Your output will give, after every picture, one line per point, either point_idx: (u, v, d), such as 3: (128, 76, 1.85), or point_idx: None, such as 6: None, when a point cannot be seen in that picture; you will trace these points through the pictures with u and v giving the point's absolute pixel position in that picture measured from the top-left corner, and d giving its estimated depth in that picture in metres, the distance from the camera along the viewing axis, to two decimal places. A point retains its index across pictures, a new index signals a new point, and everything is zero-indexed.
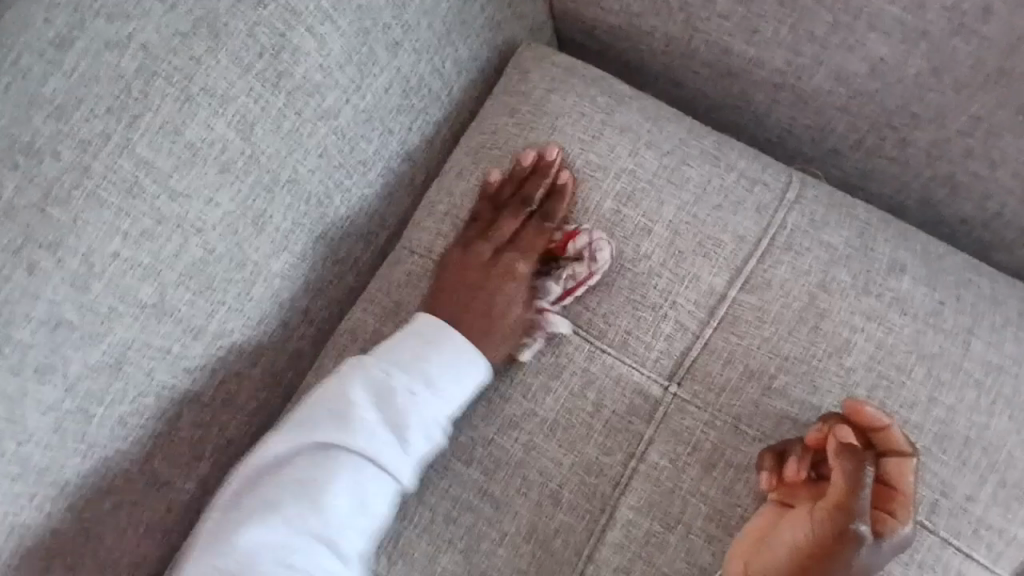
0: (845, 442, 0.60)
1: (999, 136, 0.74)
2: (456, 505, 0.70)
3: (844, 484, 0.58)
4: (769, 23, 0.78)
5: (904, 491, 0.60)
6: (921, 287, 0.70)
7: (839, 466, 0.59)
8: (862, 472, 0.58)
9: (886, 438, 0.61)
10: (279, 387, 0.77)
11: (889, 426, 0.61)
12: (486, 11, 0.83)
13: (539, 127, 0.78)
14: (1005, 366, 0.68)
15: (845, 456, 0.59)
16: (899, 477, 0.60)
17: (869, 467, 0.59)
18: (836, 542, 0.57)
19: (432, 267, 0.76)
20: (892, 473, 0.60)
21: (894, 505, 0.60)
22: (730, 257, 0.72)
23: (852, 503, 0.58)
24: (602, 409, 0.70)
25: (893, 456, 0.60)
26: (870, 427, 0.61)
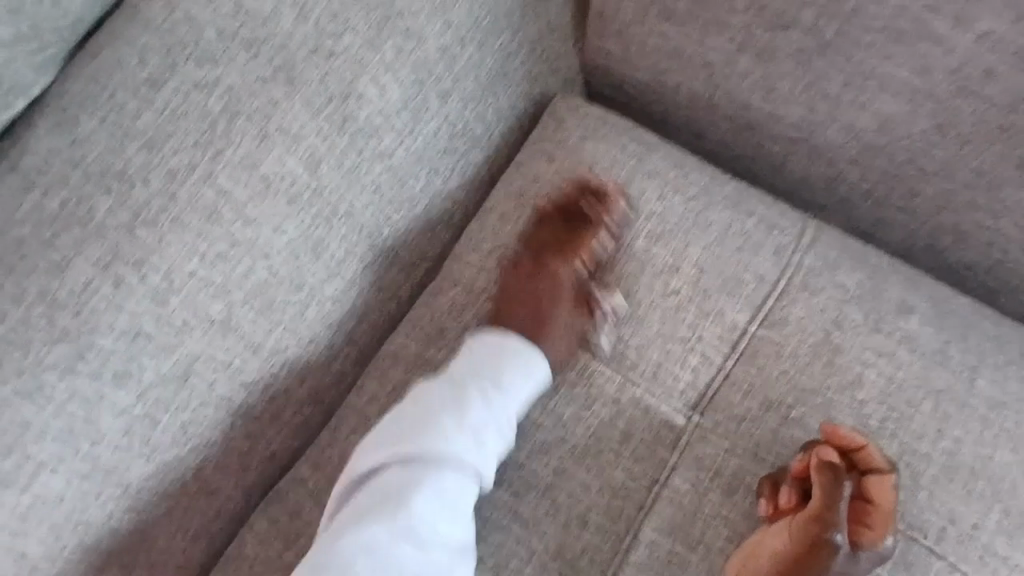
0: (824, 459, 0.66)
1: (1000, 189, 0.80)
2: (484, 524, 0.75)
3: (821, 497, 0.64)
4: (785, 81, 0.85)
5: (882, 507, 0.65)
6: (929, 327, 0.75)
7: (818, 481, 0.65)
8: (838, 485, 0.64)
9: (865, 458, 0.67)
10: (324, 405, 0.83)
11: (867, 448, 0.67)
12: (526, 65, 0.90)
13: (575, 172, 0.85)
14: (1008, 402, 0.72)
15: (822, 471, 0.65)
16: (877, 493, 0.65)
17: (845, 482, 0.64)
18: (812, 549, 0.63)
19: (470, 298, 0.83)
20: (869, 490, 0.66)
21: (873, 519, 0.65)
22: (749, 294, 0.78)
23: (829, 514, 0.63)
24: (631, 435, 0.75)
25: (872, 474, 0.66)
26: (849, 447, 0.67)
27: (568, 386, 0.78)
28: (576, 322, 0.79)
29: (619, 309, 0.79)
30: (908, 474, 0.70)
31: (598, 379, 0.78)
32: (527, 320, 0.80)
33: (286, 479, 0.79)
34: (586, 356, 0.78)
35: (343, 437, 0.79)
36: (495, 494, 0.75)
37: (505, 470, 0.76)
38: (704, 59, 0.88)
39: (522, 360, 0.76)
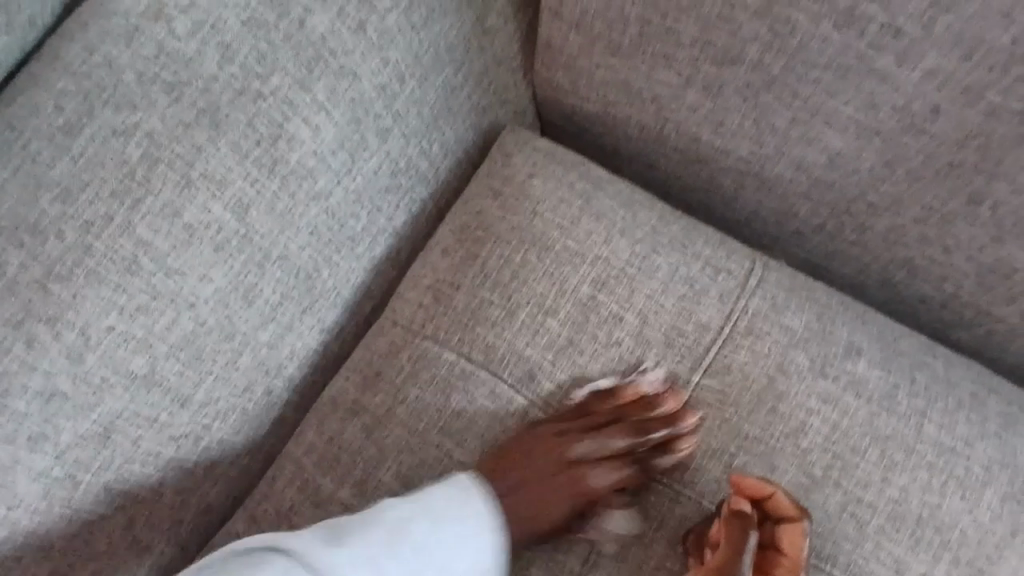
0: (735, 509, 0.67)
1: (950, 224, 0.79)
2: None
3: (727, 548, 0.65)
4: (734, 116, 0.83)
5: (791, 556, 0.66)
6: (878, 369, 0.74)
7: (725, 532, 0.66)
8: (745, 536, 0.65)
9: (774, 505, 0.67)
10: (263, 452, 0.79)
11: (776, 497, 0.67)
12: (473, 97, 0.87)
13: (522, 212, 0.82)
14: (957, 448, 0.71)
15: (731, 522, 0.66)
16: (788, 541, 0.66)
17: (753, 533, 0.65)
18: None
19: (410, 340, 0.79)
20: (782, 538, 0.66)
21: (782, 570, 0.66)
22: (693, 343, 0.76)
23: (732, 568, 0.64)
24: (572, 484, 0.73)
25: (785, 521, 0.67)
26: (758, 496, 0.67)
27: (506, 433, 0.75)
28: (519, 366, 0.77)
29: (562, 353, 0.77)
30: (856, 524, 0.69)
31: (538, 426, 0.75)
32: (466, 362, 0.77)
33: (220, 536, 0.75)
34: (526, 401, 0.76)
35: (281, 486, 0.76)
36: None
37: None
38: (652, 93, 0.86)
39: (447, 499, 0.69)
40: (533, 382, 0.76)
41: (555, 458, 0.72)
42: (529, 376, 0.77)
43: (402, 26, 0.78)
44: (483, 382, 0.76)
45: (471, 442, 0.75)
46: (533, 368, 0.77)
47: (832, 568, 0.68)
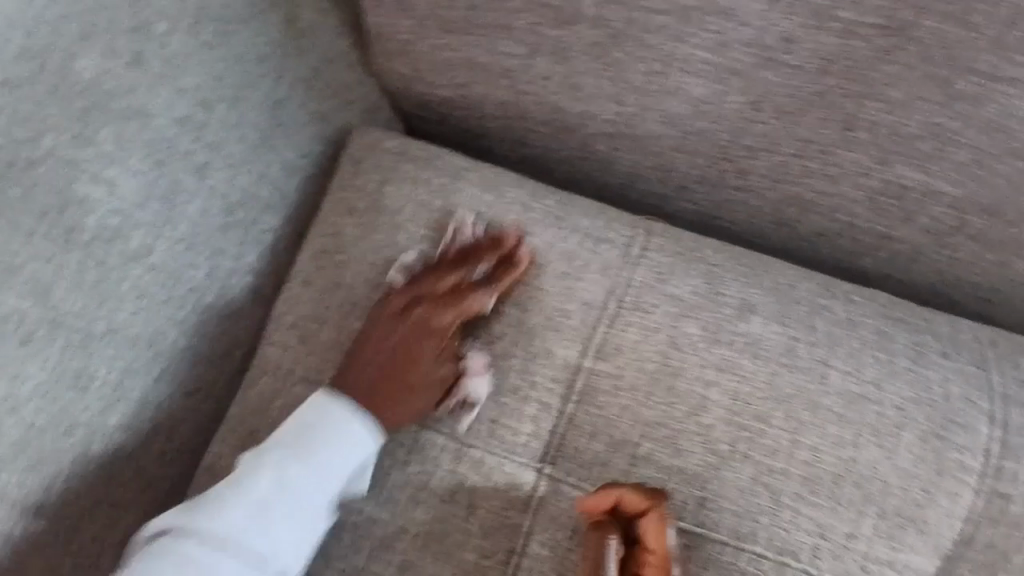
0: (592, 524, 0.63)
1: (832, 152, 0.73)
2: None
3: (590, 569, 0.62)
4: (590, 78, 0.74)
5: (656, 550, 0.62)
6: (774, 325, 0.70)
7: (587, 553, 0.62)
8: (604, 551, 0.62)
9: (627, 502, 0.63)
10: None
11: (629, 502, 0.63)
12: (305, 106, 0.76)
13: (380, 227, 0.73)
14: (867, 393, 0.67)
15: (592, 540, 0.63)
16: (650, 536, 0.62)
17: (611, 543, 0.62)
18: None
19: (283, 389, 0.70)
20: (645, 533, 0.63)
21: (652, 567, 0.62)
22: (580, 327, 0.71)
23: None
24: (476, 507, 0.67)
25: (643, 515, 0.63)
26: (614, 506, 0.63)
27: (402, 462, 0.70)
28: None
29: None
30: (770, 496, 0.65)
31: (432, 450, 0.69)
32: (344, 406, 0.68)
33: None
34: (416, 426, 0.70)
35: None
36: None
37: None
38: (501, 67, 0.75)
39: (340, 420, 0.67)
40: None
41: (381, 372, 0.68)
42: None
43: (190, 48, 0.69)
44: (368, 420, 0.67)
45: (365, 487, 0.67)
46: None
47: (754, 546, 0.65)
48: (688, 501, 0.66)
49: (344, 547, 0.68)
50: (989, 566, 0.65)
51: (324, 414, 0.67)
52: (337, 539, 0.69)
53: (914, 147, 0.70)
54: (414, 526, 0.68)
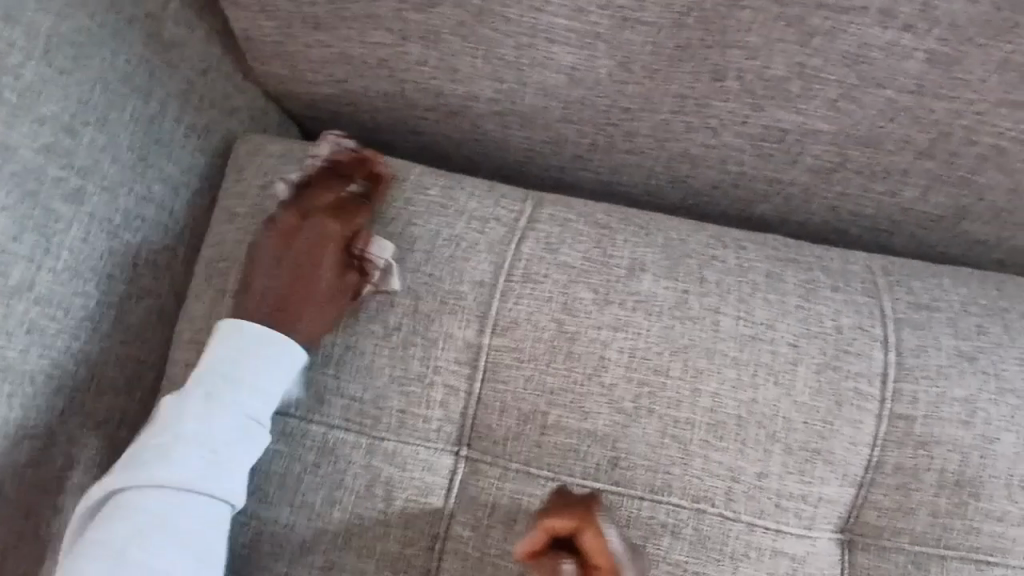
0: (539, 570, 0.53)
1: (707, 105, 0.74)
2: None
3: None
4: (463, 58, 0.73)
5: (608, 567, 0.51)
6: (664, 280, 0.68)
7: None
8: None
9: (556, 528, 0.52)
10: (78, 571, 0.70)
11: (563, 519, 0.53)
12: (183, 122, 0.76)
13: (262, 228, 0.70)
14: (758, 333, 0.66)
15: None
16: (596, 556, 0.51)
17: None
18: None
19: None
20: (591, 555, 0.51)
21: None
22: (474, 306, 0.67)
23: None
24: (393, 499, 0.64)
25: (581, 539, 0.52)
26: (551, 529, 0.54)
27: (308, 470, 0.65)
28: (302, 392, 0.67)
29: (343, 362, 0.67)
30: (677, 445, 0.63)
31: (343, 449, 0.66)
32: None
33: None
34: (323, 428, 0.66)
35: None
36: None
37: None
38: (378, 58, 0.74)
39: (167, 482, 0.57)
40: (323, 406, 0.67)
41: (340, 261, 0.67)
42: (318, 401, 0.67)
43: (44, 76, 0.66)
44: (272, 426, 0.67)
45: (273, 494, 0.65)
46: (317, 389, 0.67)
47: (669, 497, 0.63)
48: (600, 461, 0.64)
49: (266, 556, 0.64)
50: (904, 488, 0.64)
51: (235, 351, 0.63)
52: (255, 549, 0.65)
53: (783, 88, 0.71)
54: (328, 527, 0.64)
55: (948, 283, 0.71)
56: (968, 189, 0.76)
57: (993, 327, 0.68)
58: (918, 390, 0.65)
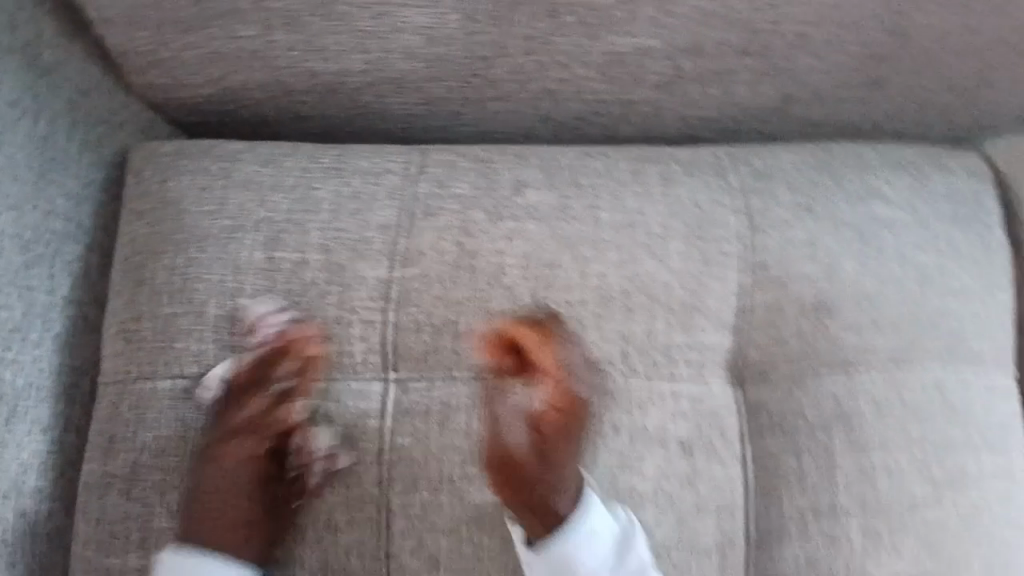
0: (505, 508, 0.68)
1: (552, 42, 0.83)
2: None
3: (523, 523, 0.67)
4: (328, 37, 0.80)
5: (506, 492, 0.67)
6: (544, 191, 0.76)
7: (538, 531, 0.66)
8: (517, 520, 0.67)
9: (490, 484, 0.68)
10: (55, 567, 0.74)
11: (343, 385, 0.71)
12: (74, 138, 0.79)
13: (165, 216, 0.74)
14: (631, 220, 0.75)
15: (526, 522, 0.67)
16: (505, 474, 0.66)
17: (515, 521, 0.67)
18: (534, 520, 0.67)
19: (126, 391, 0.71)
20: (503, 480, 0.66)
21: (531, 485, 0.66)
22: (381, 247, 0.73)
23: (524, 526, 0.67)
24: (335, 425, 0.71)
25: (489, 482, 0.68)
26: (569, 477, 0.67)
27: (254, 425, 0.69)
28: (233, 355, 0.71)
29: (267, 321, 0.71)
30: (573, 326, 0.72)
31: None
32: (184, 381, 0.70)
33: None
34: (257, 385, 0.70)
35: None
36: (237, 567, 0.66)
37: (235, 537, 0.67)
38: (248, 51, 0.80)
39: None
40: (254, 365, 0.70)
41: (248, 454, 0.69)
42: (248, 360, 0.71)
43: None
44: (209, 391, 0.70)
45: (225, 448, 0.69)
46: (247, 352, 0.71)
47: (578, 369, 0.71)
48: None
49: None
50: (773, 323, 0.74)
51: None
52: (214, 503, 0.68)
53: (609, 16, 0.82)
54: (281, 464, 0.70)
55: (782, 155, 0.82)
56: (787, 77, 0.88)
57: (822, 181, 0.79)
58: (769, 239, 0.76)
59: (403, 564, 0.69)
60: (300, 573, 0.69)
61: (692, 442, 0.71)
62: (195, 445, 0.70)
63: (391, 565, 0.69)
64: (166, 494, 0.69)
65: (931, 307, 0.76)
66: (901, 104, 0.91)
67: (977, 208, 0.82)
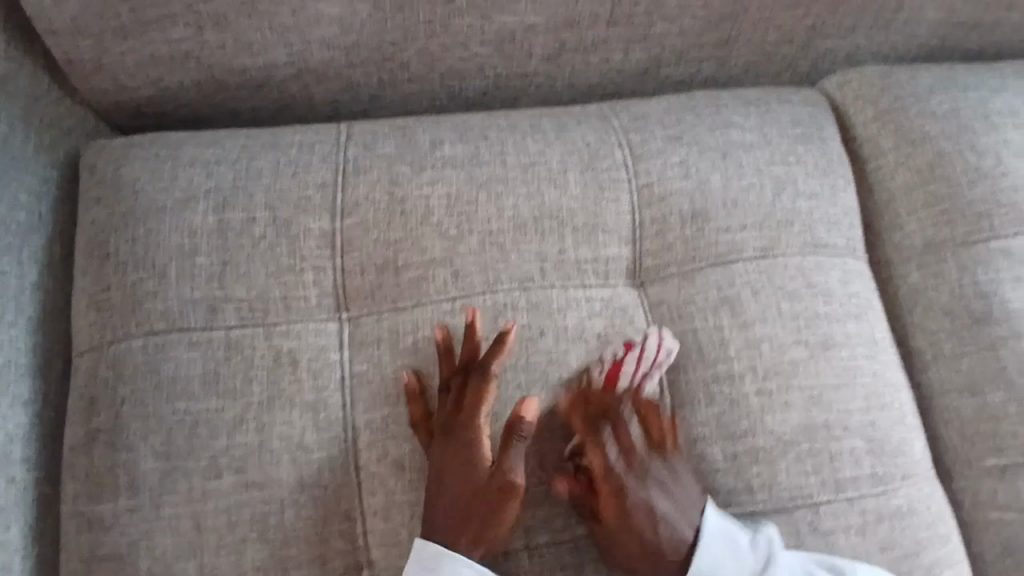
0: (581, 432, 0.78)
1: (452, 24, 0.96)
2: (232, 509, 0.75)
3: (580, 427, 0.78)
4: (254, 33, 0.92)
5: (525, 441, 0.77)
6: (458, 144, 0.89)
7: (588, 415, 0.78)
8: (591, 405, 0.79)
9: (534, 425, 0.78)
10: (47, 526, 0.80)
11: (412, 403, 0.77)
12: (30, 141, 0.89)
13: (122, 196, 0.84)
14: (535, 159, 0.89)
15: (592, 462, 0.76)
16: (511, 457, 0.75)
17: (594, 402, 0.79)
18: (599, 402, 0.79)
19: (104, 351, 0.80)
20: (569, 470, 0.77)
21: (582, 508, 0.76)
22: (320, 203, 0.84)
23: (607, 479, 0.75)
24: (298, 359, 0.79)
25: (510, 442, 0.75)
26: (646, 543, 0.74)
27: (223, 365, 0.79)
28: (198, 309, 0.80)
29: (225, 275, 0.81)
30: (496, 249, 0.85)
31: (246, 341, 0.80)
32: (155, 336, 0.79)
33: None
34: (223, 330, 0.80)
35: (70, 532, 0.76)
36: (222, 485, 0.75)
37: (217, 461, 0.76)
38: (183, 52, 0.92)
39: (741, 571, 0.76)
40: (218, 314, 0.80)
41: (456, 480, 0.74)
42: (213, 311, 0.80)
43: None
44: (180, 342, 0.79)
45: (199, 389, 0.78)
46: (211, 304, 0.80)
47: (502, 285, 0.84)
48: (447, 278, 0.83)
49: (205, 437, 0.76)
50: (662, 232, 0.89)
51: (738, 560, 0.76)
52: (195, 436, 0.76)
53: None
54: (251, 400, 0.78)
55: (653, 101, 0.97)
56: (652, 41, 1.03)
57: (687, 115, 0.95)
58: (650, 166, 0.91)
59: (372, 472, 0.77)
60: (280, 493, 0.76)
61: (608, 333, 0.84)
62: (172, 391, 0.77)
63: (361, 474, 0.77)
64: (149, 437, 0.76)
65: (786, 208, 0.91)
66: (752, 56, 1.08)
67: (815, 125, 0.98)
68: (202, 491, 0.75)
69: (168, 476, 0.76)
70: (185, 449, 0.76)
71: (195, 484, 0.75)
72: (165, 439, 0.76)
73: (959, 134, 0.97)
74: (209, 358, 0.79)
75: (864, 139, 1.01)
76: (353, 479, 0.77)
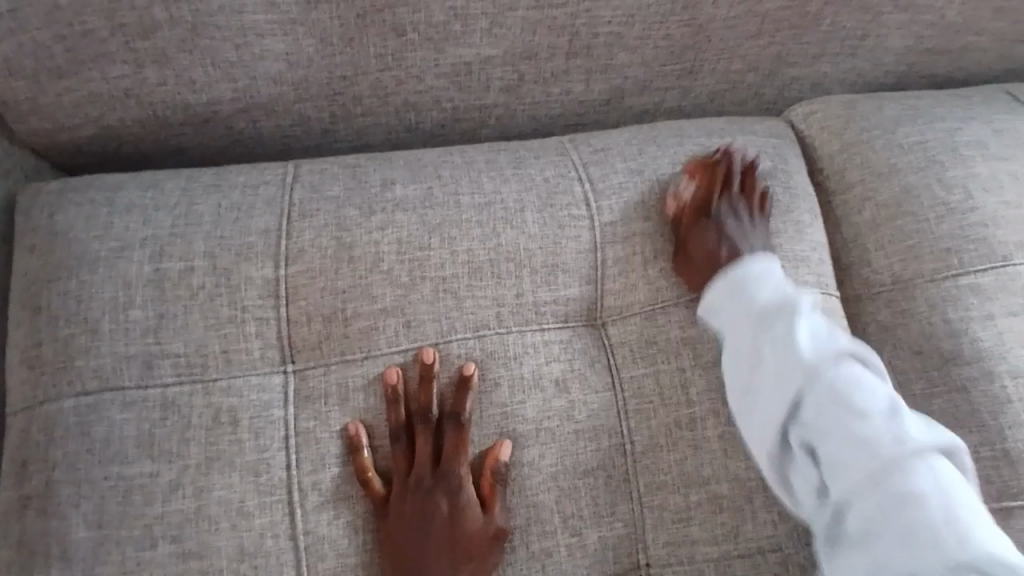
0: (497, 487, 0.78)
1: (404, 57, 0.93)
2: None
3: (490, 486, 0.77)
4: (196, 69, 0.88)
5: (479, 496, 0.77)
6: (409, 184, 0.85)
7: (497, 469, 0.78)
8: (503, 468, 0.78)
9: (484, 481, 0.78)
10: None
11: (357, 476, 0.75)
12: None
13: (54, 244, 0.80)
14: (490, 199, 0.86)
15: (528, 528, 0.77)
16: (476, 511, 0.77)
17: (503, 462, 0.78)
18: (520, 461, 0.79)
19: (35, 411, 0.76)
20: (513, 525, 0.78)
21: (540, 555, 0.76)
22: (263, 251, 0.81)
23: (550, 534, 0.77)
24: (239, 418, 0.76)
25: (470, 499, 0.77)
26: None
27: (159, 426, 0.75)
28: (133, 366, 0.76)
29: (161, 329, 0.77)
30: (449, 295, 0.81)
31: (184, 399, 0.76)
32: (88, 395, 0.75)
33: None
34: (160, 387, 0.76)
35: None
36: (157, 554, 0.71)
37: (151, 530, 0.72)
38: (121, 89, 0.88)
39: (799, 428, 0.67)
40: (155, 370, 0.76)
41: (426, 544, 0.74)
42: (149, 367, 0.76)
43: None
44: (113, 402, 0.75)
45: (133, 452, 0.74)
46: (147, 360, 0.76)
47: (455, 333, 0.81)
48: (397, 327, 0.80)
49: (139, 504, 0.72)
50: (621, 273, 0.86)
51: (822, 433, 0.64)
52: (128, 502, 0.72)
53: (449, 29, 0.92)
54: (188, 462, 0.74)
55: (614, 134, 0.94)
56: (614, 70, 1.01)
57: (649, 148, 0.92)
58: (610, 204, 0.88)
59: (317, 536, 0.74)
60: (219, 562, 0.72)
61: (566, 381, 0.81)
62: (105, 455, 0.73)
63: (306, 539, 0.74)
64: (80, 504, 0.72)
65: None
66: (717, 85, 1.05)
67: (779, 157, 0.95)
68: (136, 562, 0.71)
69: (100, 546, 0.71)
70: (118, 517, 0.72)
71: (127, 554, 0.71)
72: (96, 508, 0.72)
73: (926, 166, 0.95)
74: (145, 419, 0.75)
75: (831, 171, 0.98)
76: (296, 544, 0.74)
